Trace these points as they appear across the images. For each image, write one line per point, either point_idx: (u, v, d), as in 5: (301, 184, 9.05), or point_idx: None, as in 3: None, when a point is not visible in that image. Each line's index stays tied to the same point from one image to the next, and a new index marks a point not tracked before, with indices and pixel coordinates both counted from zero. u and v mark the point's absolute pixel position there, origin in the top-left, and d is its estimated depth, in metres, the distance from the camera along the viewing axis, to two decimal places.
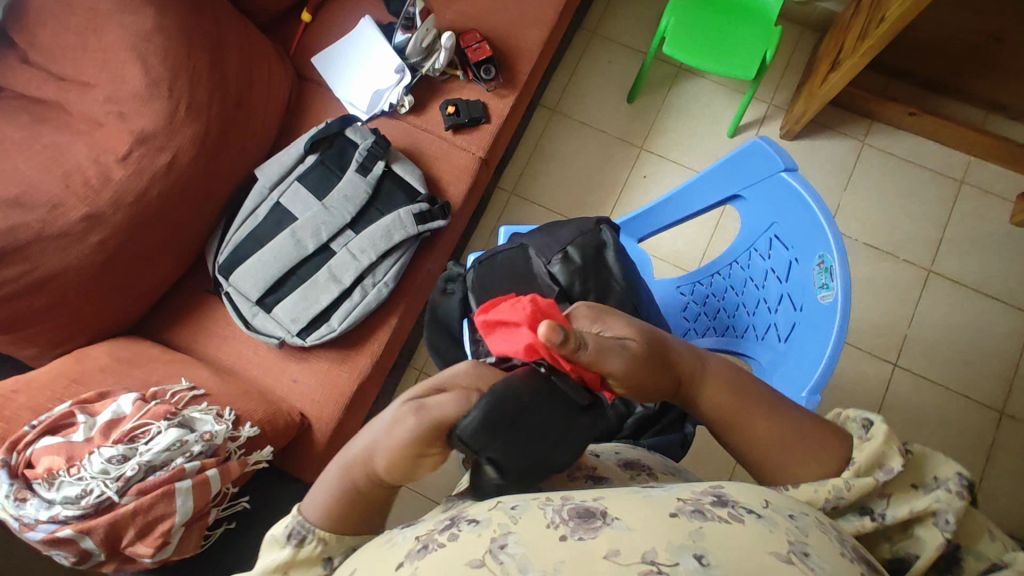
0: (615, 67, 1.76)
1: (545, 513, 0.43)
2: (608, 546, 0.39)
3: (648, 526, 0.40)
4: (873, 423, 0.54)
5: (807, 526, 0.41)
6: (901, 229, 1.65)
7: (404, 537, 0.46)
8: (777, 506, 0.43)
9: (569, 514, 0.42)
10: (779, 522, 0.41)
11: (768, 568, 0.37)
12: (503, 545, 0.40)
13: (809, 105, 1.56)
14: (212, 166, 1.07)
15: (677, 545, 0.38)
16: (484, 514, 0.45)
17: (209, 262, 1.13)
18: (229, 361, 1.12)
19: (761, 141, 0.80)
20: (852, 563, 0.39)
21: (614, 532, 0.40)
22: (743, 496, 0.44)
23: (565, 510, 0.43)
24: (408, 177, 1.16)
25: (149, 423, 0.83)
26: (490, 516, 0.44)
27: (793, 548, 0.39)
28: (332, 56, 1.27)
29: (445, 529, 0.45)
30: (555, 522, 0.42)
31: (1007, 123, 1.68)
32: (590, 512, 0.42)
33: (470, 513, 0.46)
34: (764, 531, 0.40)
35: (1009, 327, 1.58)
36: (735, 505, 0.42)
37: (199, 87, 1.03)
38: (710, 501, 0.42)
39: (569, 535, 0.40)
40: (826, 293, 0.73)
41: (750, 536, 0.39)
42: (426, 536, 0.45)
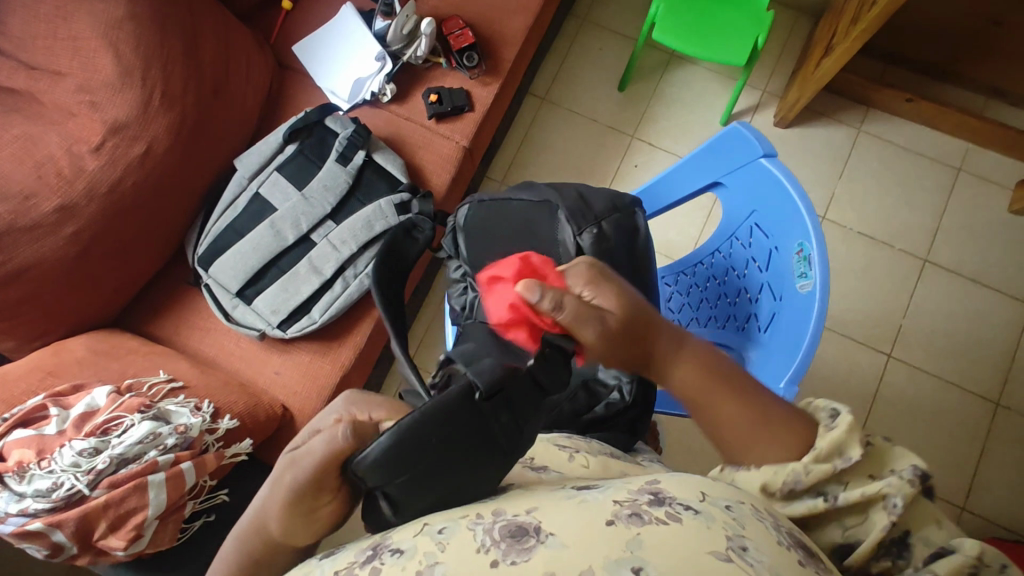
0: (606, 54, 1.73)
1: (474, 535, 0.39)
2: (541, 569, 0.35)
3: (581, 543, 0.37)
4: (841, 412, 0.51)
5: (744, 517, 0.40)
6: (897, 218, 1.63)
7: (321, 571, 0.42)
8: (713, 497, 0.41)
9: (500, 534, 0.39)
10: (716, 516, 0.39)
11: (708, 568, 0.35)
12: None
13: (802, 92, 1.53)
14: (189, 156, 1.06)
15: (613, 559, 0.35)
16: (408, 542, 0.41)
17: (189, 253, 1.12)
18: (210, 353, 1.11)
19: (740, 126, 0.79)
20: (788, 552, 0.39)
21: (548, 551, 0.37)
22: (680, 492, 0.41)
23: (496, 528, 0.40)
24: (389, 167, 1.14)
25: (123, 416, 0.83)
26: (415, 543, 0.40)
27: (731, 544, 0.37)
28: (314, 44, 1.25)
29: (366, 561, 0.41)
30: (486, 544, 0.38)
31: (1006, 109, 1.64)
32: (522, 530, 0.39)
33: (394, 540, 0.42)
34: (703, 529, 0.37)
35: (1007, 316, 1.55)
36: (673, 503, 0.40)
37: (173, 76, 1.02)
38: (646, 501, 0.40)
39: (500, 560, 0.37)
40: (804, 282, 0.71)
41: (689, 535, 0.37)
42: (345, 571, 0.40)
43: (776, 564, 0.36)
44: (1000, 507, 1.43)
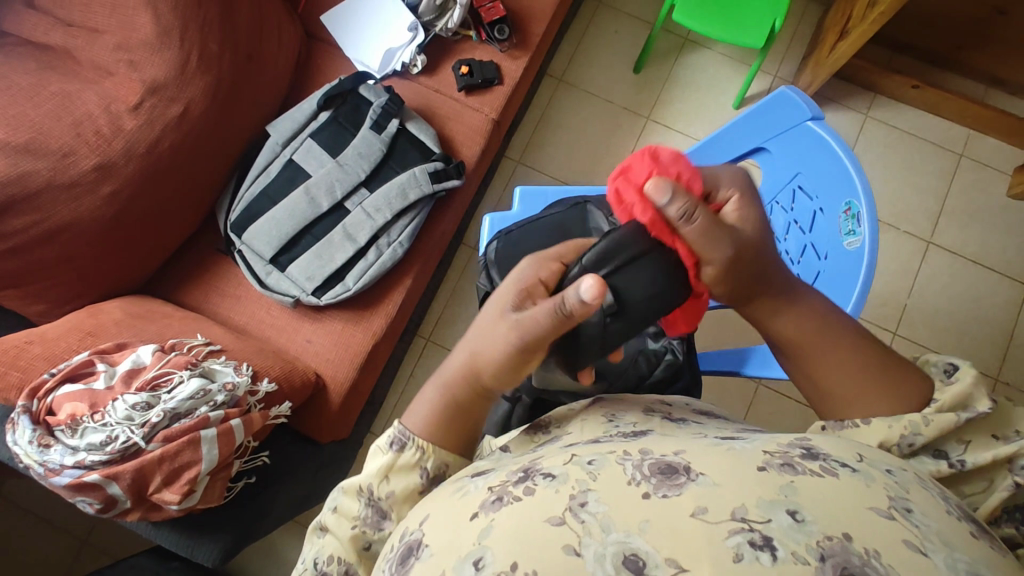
0: (621, 36, 1.75)
1: (625, 468, 0.44)
2: (695, 504, 0.39)
3: (734, 484, 0.40)
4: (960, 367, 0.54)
5: (906, 481, 0.42)
6: (902, 200, 1.68)
7: (475, 487, 0.48)
8: (872, 460, 0.44)
9: (650, 471, 0.43)
10: (875, 476, 0.41)
11: (868, 521, 0.38)
12: (583, 503, 0.42)
13: (816, 74, 1.58)
14: (223, 120, 1.05)
15: (768, 501, 0.39)
16: (559, 469, 0.46)
17: (220, 221, 1.12)
18: (241, 320, 1.11)
19: (787, 90, 0.81)
20: (959, 522, 0.40)
21: (699, 489, 0.40)
22: (836, 451, 0.44)
23: (645, 465, 0.44)
24: (422, 136, 1.14)
25: (172, 372, 0.82)
26: (566, 470, 0.46)
27: (894, 504, 0.39)
28: (343, 15, 1.25)
29: (518, 481, 0.47)
30: (637, 478, 0.43)
31: (1006, 98, 1.70)
32: (672, 468, 0.43)
33: (544, 467, 0.47)
34: (861, 487, 0.40)
35: (1006, 296, 1.61)
36: (825, 459, 0.43)
37: (210, 38, 1.01)
38: (799, 455, 0.43)
39: (652, 493, 0.41)
40: (853, 239, 0.74)
41: (846, 491, 0.39)
42: (500, 487, 0.47)
43: (943, 529, 0.38)
44: None
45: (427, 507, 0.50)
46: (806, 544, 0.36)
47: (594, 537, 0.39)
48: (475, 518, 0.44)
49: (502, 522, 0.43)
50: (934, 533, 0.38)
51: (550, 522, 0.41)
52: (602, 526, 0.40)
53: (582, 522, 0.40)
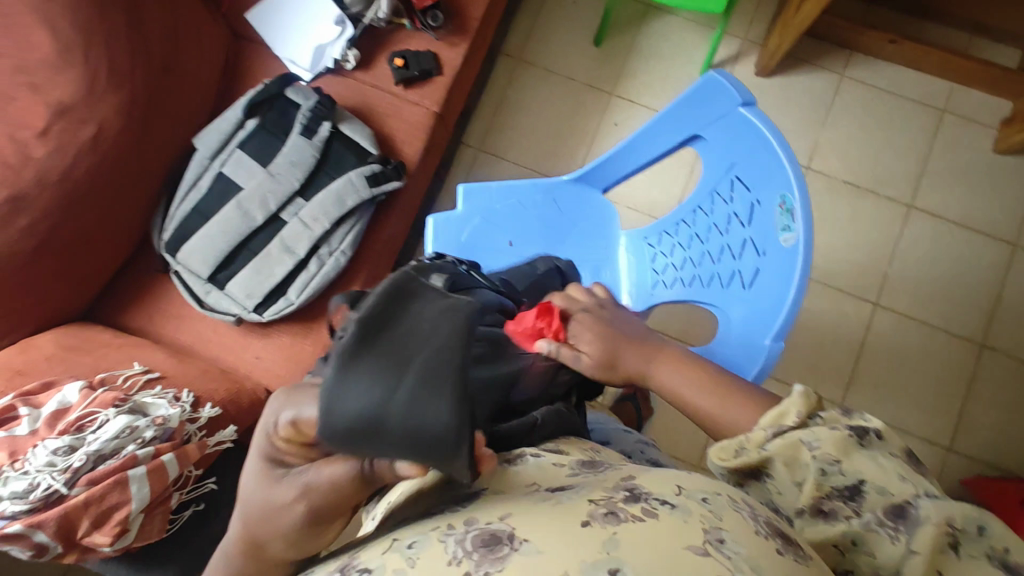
0: (580, 7, 1.66)
1: (446, 547, 0.37)
2: None
3: (555, 547, 0.35)
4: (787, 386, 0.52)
5: (720, 507, 0.38)
6: (881, 163, 1.60)
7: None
8: (690, 490, 0.40)
9: (472, 544, 0.37)
10: (692, 509, 0.37)
11: (685, 562, 0.34)
12: None
13: (783, 37, 1.49)
14: (144, 137, 1.01)
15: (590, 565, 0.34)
16: (377, 563, 0.39)
17: (155, 240, 1.08)
18: (187, 342, 1.08)
19: (717, 75, 0.76)
20: (768, 541, 0.37)
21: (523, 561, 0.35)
22: (655, 486, 0.40)
23: (468, 539, 0.37)
24: (357, 138, 1.10)
25: (97, 411, 0.81)
26: (383, 562, 0.39)
27: (708, 536, 0.36)
28: (270, 11, 1.19)
29: None
30: (458, 556, 0.36)
31: (991, 45, 1.61)
32: (494, 538, 0.37)
33: (361, 562, 0.40)
34: (679, 525, 0.36)
35: (993, 258, 1.55)
36: (647, 498, 0.38)
37: (118, 51, 0.96)
38: (621, 499, 0.38)
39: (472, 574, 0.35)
40: (788, 235, 0.70)
41: (662, 532, 0.36)
42: None
43: (754, 555, 0.35)
44: (983, 445, 1.46)
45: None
46: None
47: None
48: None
49: None
50: (746, 562, 0.35)
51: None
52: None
53: None
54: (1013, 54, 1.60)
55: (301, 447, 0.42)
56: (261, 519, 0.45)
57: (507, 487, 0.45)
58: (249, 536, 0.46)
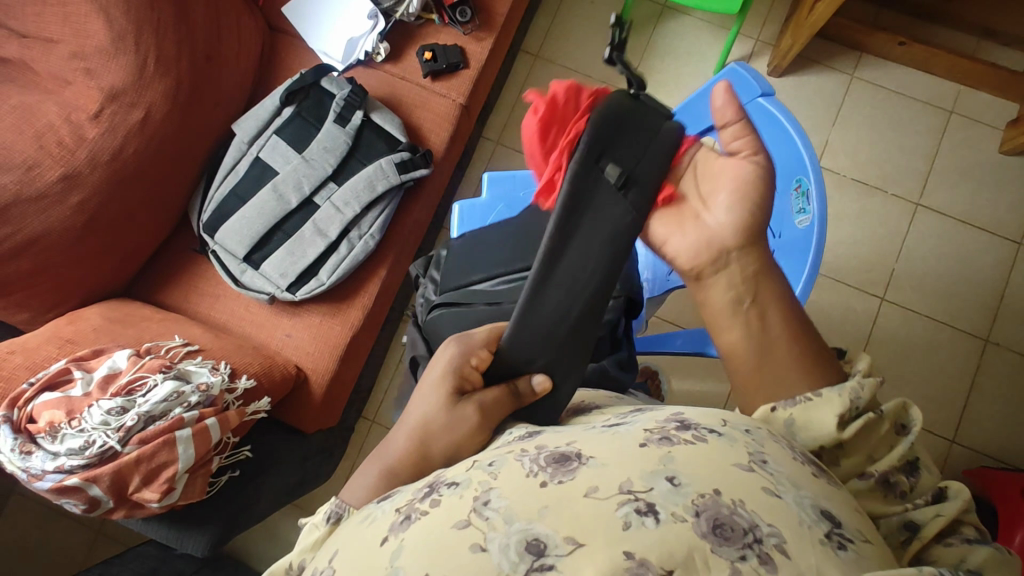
0: (598, 7, 1.71)
1: (522, 463, 0.44)
2: (587, 484, 0.40)
3: (621, 461, 0.41)
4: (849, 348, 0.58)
5: (763, 438, 0.44)
6: (890, 162, 1.65)
7: (384, 511, 0.47)
8: (734, 423, 0.45)
9: (545, 462, 0.44)
10: (738, 436, 0.43)
11: (732, 473, 0.40)
12: (486, 502, 0.41)
13: (796, 38, 1.53)
14: (187, 122, 1.06)
15: (649, 471, 0.40)
16: (462, 476, 0.46)
17: (194, 221, 1.13)
18: (221, 319, 1.13)
19: (738, 67, 0.80)
20: (803, 465, 0.43)
21: (591, 470, 0.41)
22: (703, 419, 0.45)
23: (541, 458, 0.44)
24: (387, 127, 1.14)
25: (146, 376, 0.85)
26: (469, 477, 0.45)
27: (753, 457, 0.41)
28: (305, 5, 1.24)
29: (424, 497, 0.45)
30: (533, 470, 0.43)
31: (998, 49, 1.65)
32: (565, 456, 0.44)
33: (448, 477, 0.47)
34: (724, 445, 0.42)
35: (998, 256, 1.58)
36: (696, 427, 0.44)
37: (166, 40, 1.01)
38: (673, 427, 0.44)
39: (548, 481, 0.42)
40: (804, 217, 0.74)
41: (711, 450, 0.41)
42: (407, 507, 0.45)
43: (791, 473, 0.41)
44: (986, 438, 1.50)
45: (336, 545, 0.48)
46: (683, 505, 0.38)
47: (498, 531, 0.39)
48: (385, 543, 0.43)
49: (409, 542, 0.41)
50: (785, 477, 0.41)
51: (457, 527, 0.40)
52: (504, 519, 0.40)
53: (486, 519, 0.40)
54: (1019, 58, 1.64)
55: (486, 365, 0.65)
56: (442, 424, 0.59)
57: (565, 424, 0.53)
58: (421, 437, 0.59)
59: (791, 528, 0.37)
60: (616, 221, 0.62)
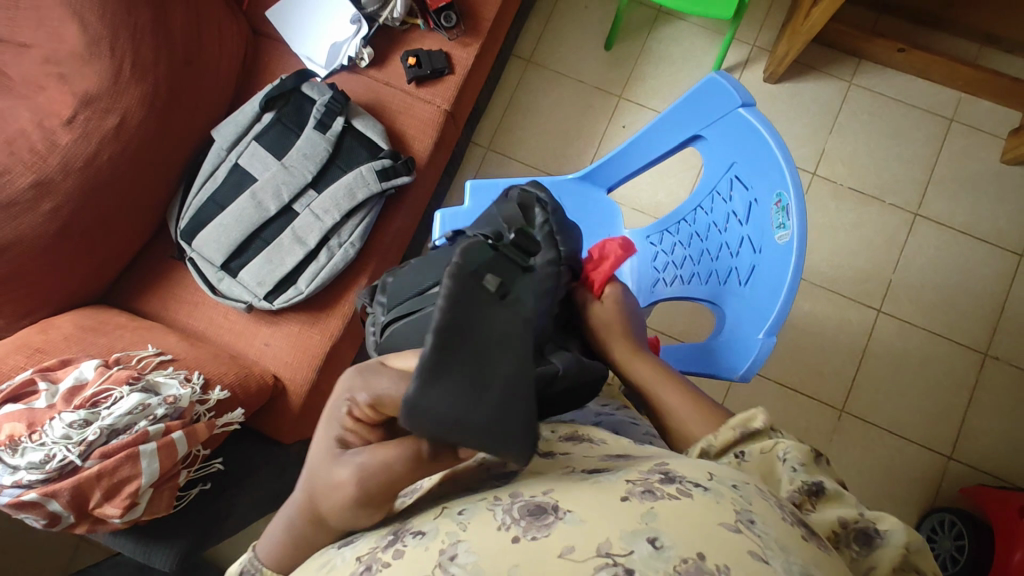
0: (591, 12, 1.69)
1: (495, 514, 0.43)
2: (563, 543, 0.39)
3: (601, 518, 0.40)
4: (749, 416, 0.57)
5: (750, 495, 0.43)
6: (888, 171, 1.61)
7: (344, 559, 0.47)
8: (720, 478, 0.45)
9: (520, 513, 0.43)
10: (724, 493, 0.42)
11: (719, 536, 0.38)
12: (453, 557, 0.41)
13: (792, 44, 1.50)
14: (165, 128, 1.04)
15: (630, 531, 0.39)
16: (429, 526, 0.45)
17: (172, 228, 1.12)
18: (199, 327, 1.12)
19: (717, 76, 0.78)
20: (792, 527, 0.42)
21: (567, 526, 0.40)
22: (689, 473, 0.45)
23: (515, 508, 0.43)
24: (369, 133, 1.12)
25: (111, 388, 0.84)
26: (436, 526, 0.45)
27: (739, 517, 0.40)
28: (288, 9, 1.22)
29: (388, 545, 0.45)
30: (506, 522, 0.42)
31: (1000, 56, 1.61)
32: (541, 508, 0.42)
33: (414, 525, 0.46)
34: (711, 504, 0.41)
35: (999, 268, 1.55)
36: (682, 480, 0.43)
37: (142, 45, 1.00)
38: (658, 480, 0.43)
39: (521, 536, 0.41)
40: (783, 233, 0.71)
41: (697, 510, 0.40)
42: (368, 556, 0.45)
43: (779, 536, 0.40)
44: (984, 454, 1.46)
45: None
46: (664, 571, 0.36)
47: None
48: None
49: None
50: (773, 540, 0.39)
51: None
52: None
53: None
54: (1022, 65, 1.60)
55: (372, 420, 0.49)
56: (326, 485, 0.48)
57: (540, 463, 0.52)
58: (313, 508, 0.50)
59: None
60: (514, 324, 0.43)
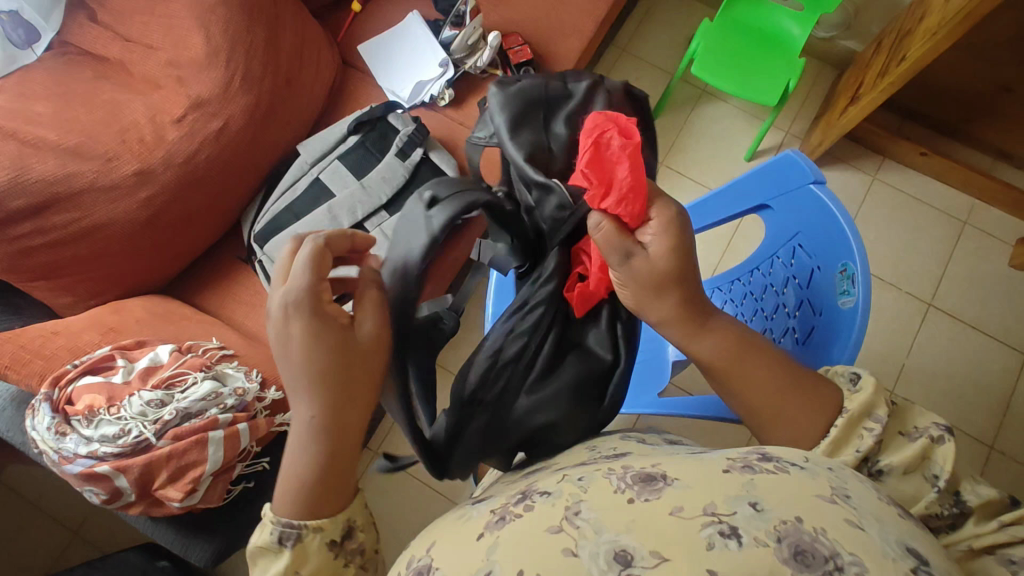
0: (641, 84, 1.82)
1: (611, 480, 0.47)
2: (670, 504, 0.42)
3: (703, 485, 0.43)
4: (862, 377, 0.59)
5: (846, 476, 0.45)
6: (905, 261, 1.71)
7: (479, 513, 0.50)
8: (816, 461, 0.47)
9: (632, 480, 0.47)
10: (820, 472, 0.45)
11: (817, 506, 0.40)
12: (577, 512, 0.44)
13: (826, 135, 1.63)
14: (260, 137, 1.11)
15: (732, 495, 0.41)
16: (554, 487, 0.49)
17: (245, 231, 1.17)
18: (254, 327, 1.14)
19: (794, 153, 0.87)
20: (889, 506, 0.43)
21: (674, 491, 0.43)
22: (786, 454, 0.47)
23: (628, 476, 0.47)
24: (444, 166, 1.20)
25: (186, 373, 0.87)
26: (561, 487, 0.49)
27: (836, 492, 0.42)
28: (379, 46, 1.32)
29: (518, 502, 0.49)
30: (622, 487, 0.46)
31: (1011, 170, 1.75)
32: (650, 477, 0.46)
33: (540, 487, 0.50)
34: (807, 479, 0.43)
35: (1005, 365, 1.63)
36: (778, 458, 0.46)
37: (254, 61, 1.08)
38: (755, 458, 0.46)
39: (635, 497, 0.44)
40: (847, 298, 0.78)
41: (796, 483, 0.42)
42: (501, 509, 0.49)
43: (875, 509, 0.42)
44: None
45: (433, 536, 0.51)
46: (765, 529, 0.39)
47: (589, 539, 0.41)
48: (482, 537, 0.46)
49: (506, 538, 0.44)
50: (868, 512, 0.41)
51: (549, 531, 0.43)
52: (594, 528, 0.42)
53: (578, 528, 0.43)
54: None
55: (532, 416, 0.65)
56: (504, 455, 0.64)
57: (648, 450, 0.56)
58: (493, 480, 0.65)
59: (874, 560, 0.37)
60: None
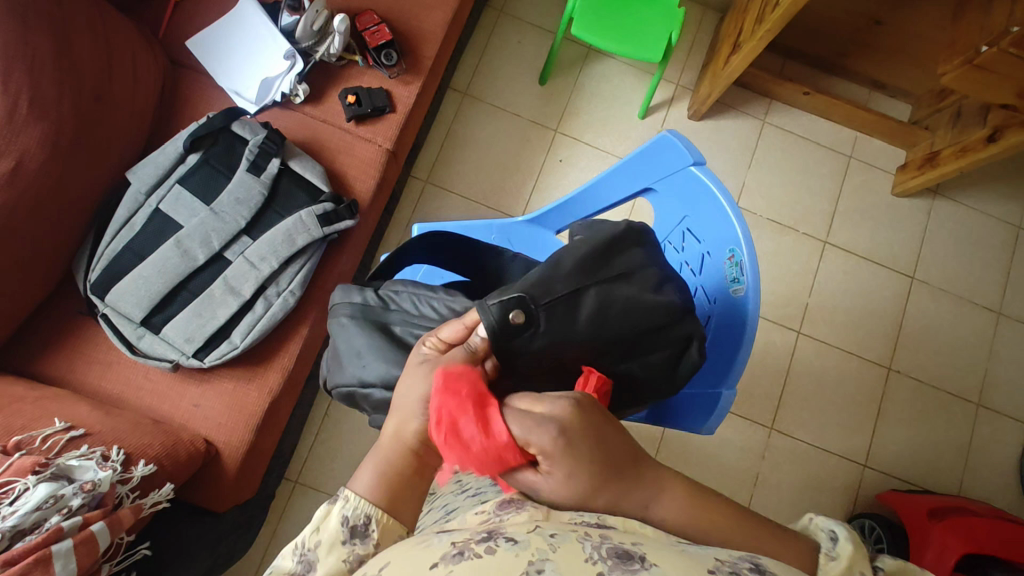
0: (525, 47, 1.71)
1: (584, 547, 0.44)
2: None
3: None
4: (840, 539, 0.48)
5: None
6: (799, 203, 1.75)
7: (439, 539, 0.47)
8: None
9: (607, 553, 0.44)
10: None
11: None
12: (540, 571, 0.42)
13: (712, 87, 1.59)
14: (72, 170, 0.94)
15: None
16: (523, 534, 0.46)
17: (81, 282, 0.99)
18: (113, 390, 0.99)
19: (670, 134, 0.80)
20: None
21: None
22: (784, 570, 0.45)
23: (603, 548, 0.44)
24: (308, 175, 1.06)
25: (13, 481, 0.75)
26: (529, 537, 0.45)
27: None
28: (212, 41, 1.14)
29: (482, 539, 0.45)
30: (594, 557, 0.43)
31: (887, 100, 1.81)
32: (628, 555, 0.43)
33: (508, 530, 0.46)
34: None
35: (896, 291, 1.72)
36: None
37: (43, 81, 0.89)
38: (748, 569, 0.43)
39: None
40: (737, 286, 0.75)
41: None
42: (461, 543, 0.45)
43: None
44: (895, 462, 1.61)
45: (388, 554, 0.48)
46: None
47: None
48: (435, 569, 0.43)
49: None
50: None
51: None
52: None
53: None
54: (905, 108, 1.80)
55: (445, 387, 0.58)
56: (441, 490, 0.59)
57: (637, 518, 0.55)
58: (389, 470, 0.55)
59: None
60: None
